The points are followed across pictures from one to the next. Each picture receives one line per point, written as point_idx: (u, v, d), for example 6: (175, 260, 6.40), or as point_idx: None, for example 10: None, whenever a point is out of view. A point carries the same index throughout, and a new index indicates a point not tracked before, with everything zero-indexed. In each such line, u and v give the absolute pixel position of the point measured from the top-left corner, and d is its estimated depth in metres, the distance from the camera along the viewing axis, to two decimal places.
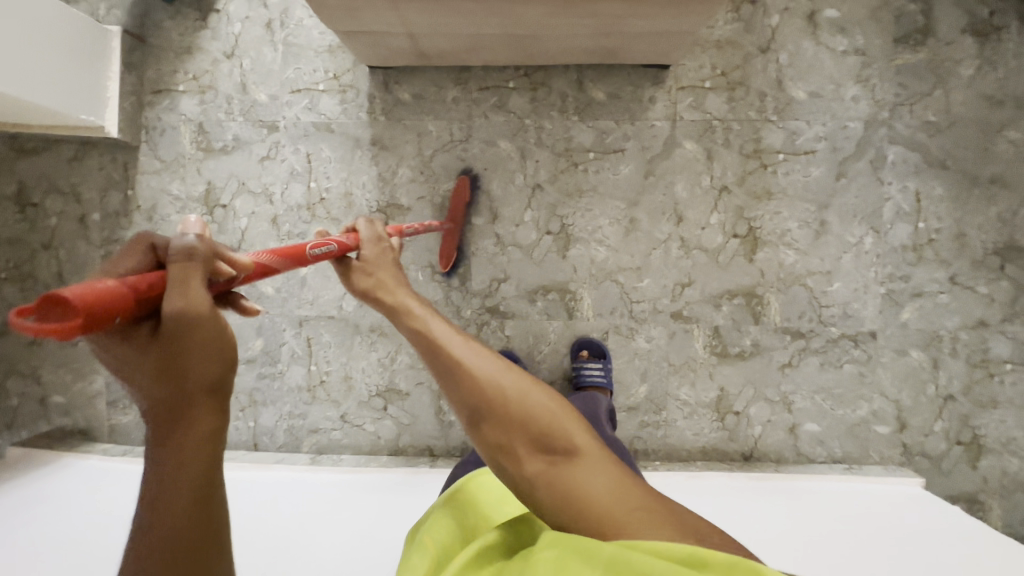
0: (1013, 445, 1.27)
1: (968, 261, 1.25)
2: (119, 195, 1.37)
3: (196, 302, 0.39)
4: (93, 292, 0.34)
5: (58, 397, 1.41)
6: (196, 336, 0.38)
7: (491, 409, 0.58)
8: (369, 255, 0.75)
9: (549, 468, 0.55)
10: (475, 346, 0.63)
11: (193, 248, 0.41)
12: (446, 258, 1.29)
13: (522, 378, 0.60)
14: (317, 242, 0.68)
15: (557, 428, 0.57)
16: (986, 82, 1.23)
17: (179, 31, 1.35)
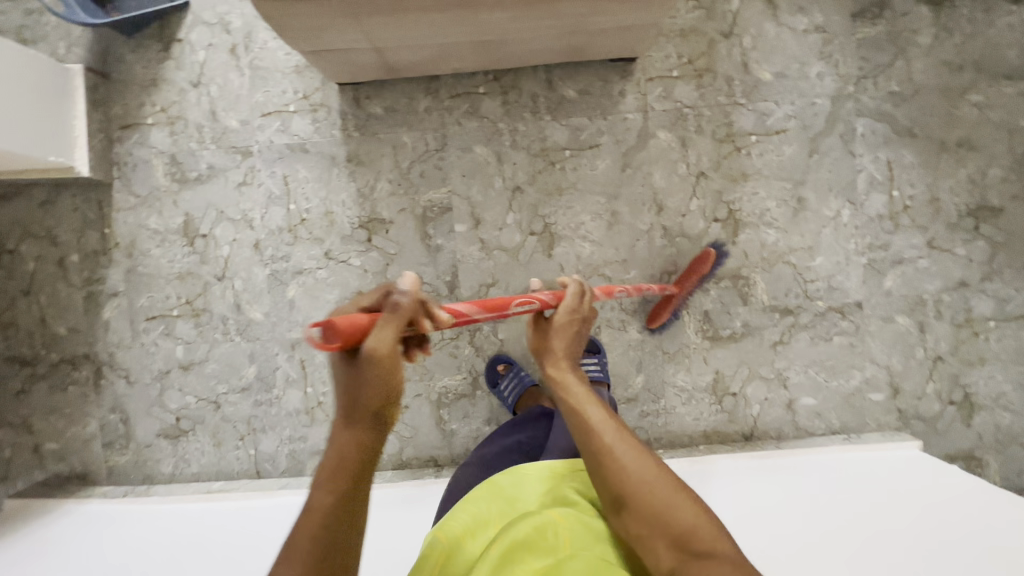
0: (1003, 399, 1.30)
1: (944, 224, 1.28)
2: (97, 234, 1.35)
3: (383, 346, 0.51)
4: (348, 324, 0.48)
5: (52, 443, 1.38)
6: (373, 372, 0.52)
7: (630, 499, 0.63)
8: (561, 318, 0.79)
9: (683, 565, 0.58)
10: (626, 436, 0.67)
11: (401, 303, 0.51)
12: (657, 317, 1.28)
13: (666, 476, 0.63)
14: (528, 297, 0.73)
15: (695, 531, 0.59)
16: (945, 49, 1.26)
17: (143, 64, 1.33)
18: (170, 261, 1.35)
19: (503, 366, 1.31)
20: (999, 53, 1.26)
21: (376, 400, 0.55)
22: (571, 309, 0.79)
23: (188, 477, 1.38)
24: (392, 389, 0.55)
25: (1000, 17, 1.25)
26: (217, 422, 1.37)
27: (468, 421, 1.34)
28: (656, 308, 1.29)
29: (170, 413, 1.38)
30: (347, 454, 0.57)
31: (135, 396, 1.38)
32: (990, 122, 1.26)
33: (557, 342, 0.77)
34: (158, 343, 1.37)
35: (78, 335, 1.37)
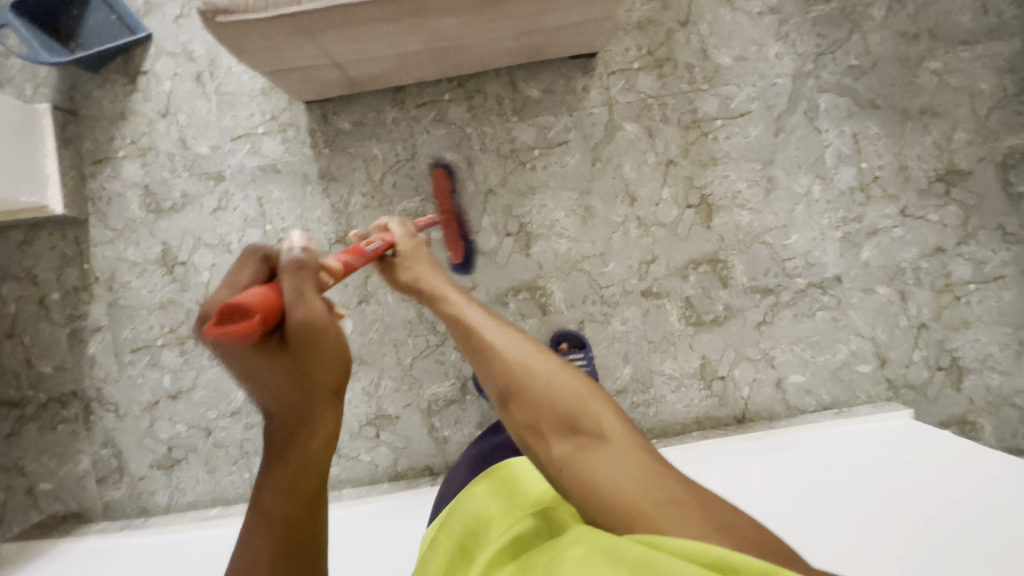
0: (991, 360, 1.30)
1: (915, 191, 1.28)
2: (76, 270, 1.36)
3: (312, 309, 0.51)
4: (260, 300, 0.48)
5: (46, 483, 1.38)
6: (314, 339, 0.52)
7: (518, 387, 0.72)
8: (405, 247, 0.92)
9: (573, 447, 0.67)
10: (509, 333, 0.77)
11: (304, 261, 0.53)
12: (456, 253, 1.30)
13: (551, 365, 0.73)
14: (369, 241, 0.84)
15: (584, 414, 0.69)
16: (899, 19, 1.27)
17: (111, 99, 1.34)
18: (151, 291, 1.35)
19: None
20: (953, 20, 1.27)
21: (328, 372, 0.55)
22: (405, 237, 0.93)
23: (185, 506, 1.37)
24: (343, 355, 0.56)
25: None
26: (209, 448, 1.37)
27: (460, 426, 1.34)
28: (447, 246, 1.30)
29: (162, 444, 1.37)
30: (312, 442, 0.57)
31: (126, 429, 1.37)
32: (951, 88, 1.27)
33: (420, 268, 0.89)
34: (145, 374, 1.36)
35: (65, 373, 1.37)
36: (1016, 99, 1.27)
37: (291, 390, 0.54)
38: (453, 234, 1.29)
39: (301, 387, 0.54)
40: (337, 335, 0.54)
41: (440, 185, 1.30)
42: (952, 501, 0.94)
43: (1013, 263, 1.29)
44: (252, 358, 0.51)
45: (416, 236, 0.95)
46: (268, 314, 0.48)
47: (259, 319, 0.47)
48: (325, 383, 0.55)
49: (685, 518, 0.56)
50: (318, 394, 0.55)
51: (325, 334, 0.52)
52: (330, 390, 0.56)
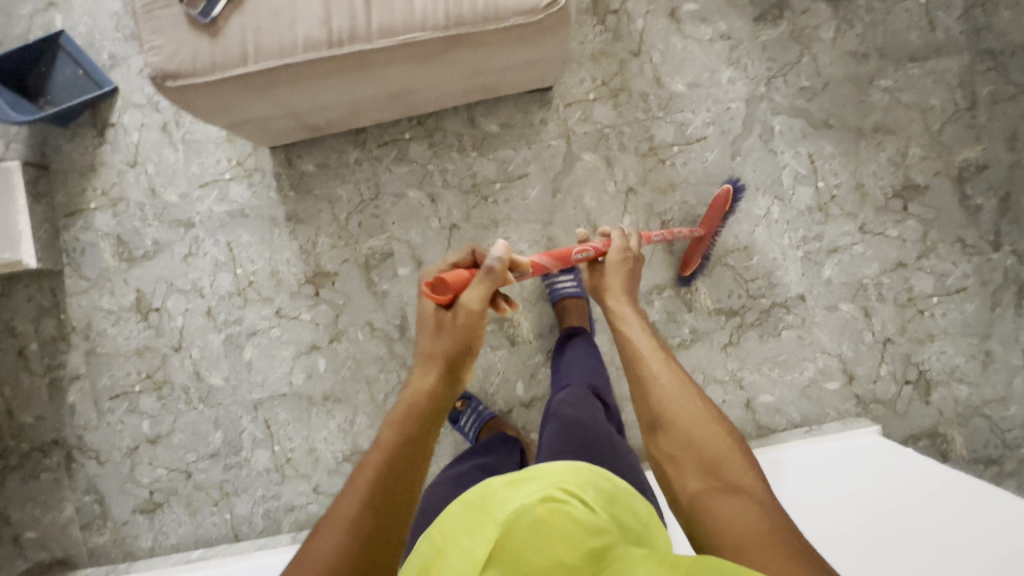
0: (957, 372, 1.31)
1: (873, 208, 1.30)
2: (53, 320, 1.38)
3: (475, 297, 0.73)
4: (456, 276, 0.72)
5: (32, 531, 1.40)
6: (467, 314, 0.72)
7: (668, 418, 0.70)
8: (612, 258, 0.95)
9: (709, 491, 0.62)
10: (674, 366, 0.75)
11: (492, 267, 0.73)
12: (691, 265, 1.28)
13: (708, 408, 0.70)
14: (579, 247, 0.92)
15: (727, 464, 0.64)
16: (848, 40, 1.29)
17: (80, 152, 1.37)
18: (126, 338, 1.38)
19: (462, 402, 1.31)
20: (901, 38, 1.29)
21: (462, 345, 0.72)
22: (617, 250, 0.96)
23: (168, 549, 1.39)
24: (476, 336, 0.73)
25: (896, 3, 1.29)
26: (190, 490, 1.39)
27: (436, 459, 1.36)
28: (687, 254, 1.28)
29: (144, 488, 1.39)
30: (421, 393, 0.69)
31: (108, 475, 1.39)
32: (903, 105, 1.29)
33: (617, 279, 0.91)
34: (124, 420, 1.38)
35: (46, 422, 1.39)
36: (967, 113, 1.29)
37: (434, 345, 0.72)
38: (702, 248, 1.26)
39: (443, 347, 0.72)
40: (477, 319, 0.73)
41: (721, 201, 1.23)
42: (918, 526, 0.94)
43: (973, 274, 1.30)
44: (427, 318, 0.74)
45: (628, 253, 0.95)
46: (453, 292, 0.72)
47: (449, 293, 0.71)
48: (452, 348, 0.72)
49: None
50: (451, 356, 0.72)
51: (471, 315, 0.72)
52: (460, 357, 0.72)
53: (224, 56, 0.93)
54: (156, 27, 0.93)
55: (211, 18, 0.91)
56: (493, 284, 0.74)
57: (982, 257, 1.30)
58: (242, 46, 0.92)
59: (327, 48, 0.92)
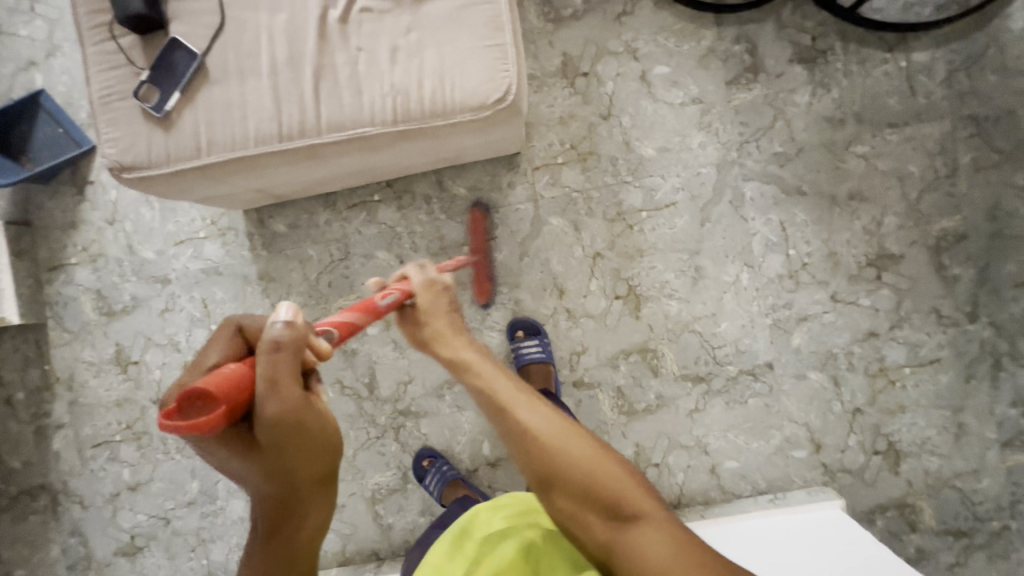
0: (929, 444, 1.29)
1: (845, 276, 1.27)
2: (38, 370, 1.43)
3: (286, 399, 0.53)
4: (231, 382, 0.51)
5: (21, 569, 1.46)
6: (284, 427, 0.54)
7: (558, 475, 0.72)
8: (423, 300, 0.90)
9: (618, 534, 0.70)
10: (536, 407, 0.77)
11: (282, 340, 0.54)
12: (482, 291, 1.32)
13: (586, 443, 0.74)
14: (383, 294, 0.85)
15: (624, 495, 0.71)
16: (824, 104, 1.26)
17: (61, 209, 1.40)
18: (107, 389, 1.42)
19: (428, 461, 1.33)
20: (879, 103, 1.25)
21: (312, 469, 0.57)
22: (426, 288, 0.91)
23: None
24: (321, 443, 0.57)
25: (876, 66, 1.25)
26: (169, 535, 1.43)
27: (403, 514, 1.38)
28: (473, 284, 1.32)
29: (125, 532, 1.44)
30: (293, 537, 0.59)
31: (91, 519, 1.45)
32: (880, 172, 1.26)
33: (441, 324, 0.88)
34: (106, 467, 1.43)
35: (33, 467, 1.45)
36: (947, 181, 1.25)
37: (270, 485, 0.56)
38: (484, 270, 1.32)
39: (284, 481, 0.56)
40: (312, 422, 0.56)
41: (477, 222, 1.32)
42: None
43: (948, 345, 1.27)
44: (227, 452, 0.53)
45: (434, 284, 0.92)
46: (232, 403, 0.50)
47: (225, 408, 0.49)
48: (309, 475, 0.57)
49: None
50: (303, 488, 0.58)
51: (295, 423, 0.54)
52: (315, 482, 0.58)
53: (178, 148, 0.94)
54: (113, 119, 0.95)
55: (165, 111, 0.92)
56: (297, 357, 0.55)
57: (957, 328, 1.27)
58: (196, 139, 0.93)
59: (278, 140, 0.93)
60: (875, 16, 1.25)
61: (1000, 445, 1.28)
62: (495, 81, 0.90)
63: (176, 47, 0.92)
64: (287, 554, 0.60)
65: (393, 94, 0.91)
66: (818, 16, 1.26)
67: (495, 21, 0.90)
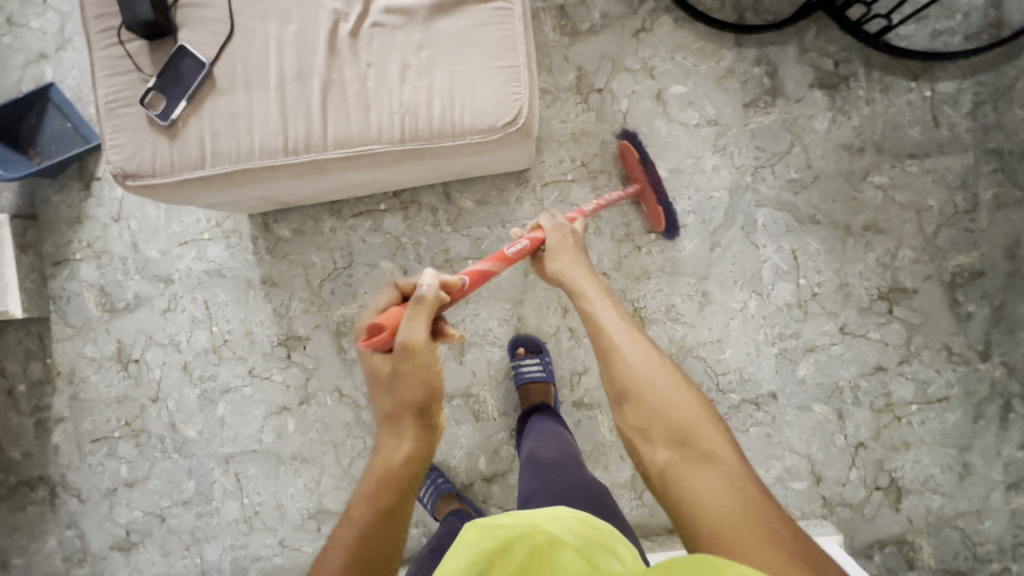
0: (932, 482, 1.26)
1: (855, 309, 1.25)
2: (40, 363, 1.43)
3: (414, 333, 0.70)
4: (390, 319, 0.71)
5: (17, 558, 1.47)
6: (407, 358, 0.70)
7: (635, 395, 0.70)
8: (553, 240, 0.94)
9: (680, 462, 0.65)
10: (634, 334, 0.76)
11: (424, 296, 0.71)
12: (660, 221, 1.23)
13: (673, 377, 0.70)
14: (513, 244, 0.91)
15: (696, 429, 0.66)
16: (843, 132, 1.23)
17: (67, 203, 1.40)
18: (108, 386, 1.42)
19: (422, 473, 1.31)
20: (901, 133, 1.22)
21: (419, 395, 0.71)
22: (555, 238, 0.95)
23: None
24: (430, 380, 0.71)
25: (900, 95, 1.22)
26: (164, 533, 1.44)
27: None
28: (649, 215, 1.24)
29: (121, 527, 1.45)
30: (392, 458, 0.70)
31: (88, 512, 1.45)
32: (897, 204, 1.23)
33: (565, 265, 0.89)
34: (104, 463, 1.44)
35: (32, 458, 1.46)
36: (966, 216, 1.22)
37: (388, 400, 0.72)
38: (654, 199, 1.22)
39: (397, 398, 0.71)
40: (426, 361, 0.70)
41: (628, 154, 1.22)
42: None
43: (958, 383, 1.25)
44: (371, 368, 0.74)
45: (563, 228, 0.96)
46: (389, 332, 0.71)
47: (385, 334, 0.71)
48: (410, 400, 0.71)
49: (775, 548, 0.56)
50: (406, 409, 0.71)
51: (419, 356, 0.70)
52: (413, 406, 0.71)
53: (182, 157, 0.92)
54: (119, 125, 0.93)
55: (170, 120, 0.91)
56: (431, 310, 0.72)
57: (968, 367, 1.24)
58: (200, 149, 0.92)
59: (284, 154, 0.91)
60: (902, 42, 1.22)
61: (1005, 487, 1.25)
62: (506, 104, 0.88)
63: (183, 56, 0.91)
64: (388, 473, 0.69)
65: (401, 113, 0.89)
66: (842, 41, 1.22)
67: (510, 42, 0.89)
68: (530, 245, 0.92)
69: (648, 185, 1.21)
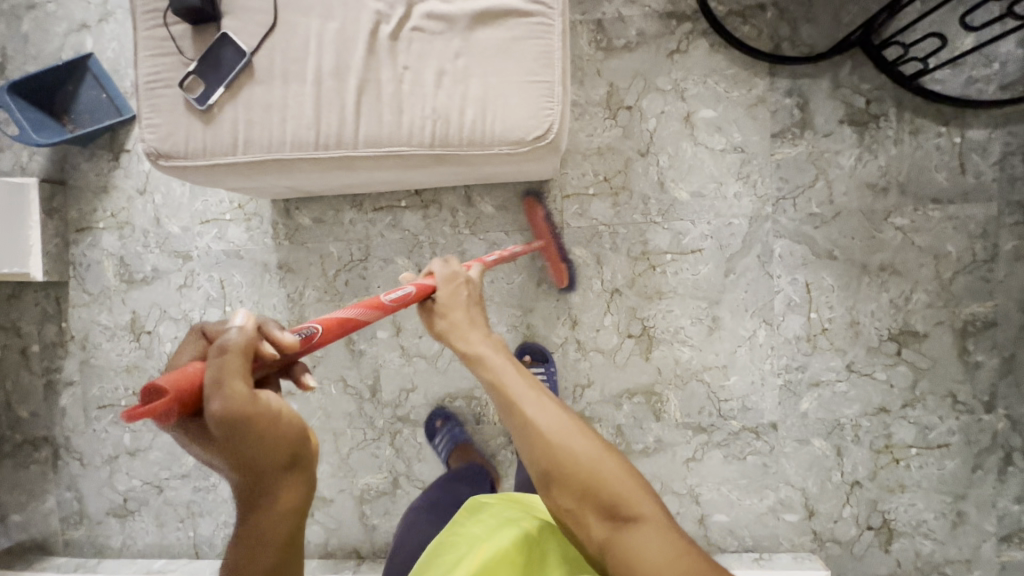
0: (924, 527, 1.26)
1: (864, 347, 1.25)
2: (55, 326, 1.46)
3: (233, 394, 0.45)
4: (183, 378, 0.45)
5: (17, 514, 1.51)
6: (242, 422, 0.46)
7: (560, 474, 0.65)
8: (445, 294, 0.82)
9: (616, 535, 0.63)
10: (544, 402, 0.70)
11: (230, 343, 0.48)
12: (562, 275, 1.29)
13: (591, 443, 0.67)
14: (392, 290, 0.75)
15: (624, 496, 0.64)
16: (869, 170, 1.23)
17: (96, 172, 1.42)
18: (119, 355, 1.45)
19: (439, 420, 1.34)
20: (927, 176, 1.22)
21: (278, 454, 0.49)
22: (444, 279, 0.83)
23: (135, 552, 1.48)
24: (288, 434, 0.49)
25: (929, 138, 1.22)
26: (160, 504, 1.47)
27: (389, 517, 1.39)
28: (552, 269, 1.30)
29: (119, 494, 1.48)
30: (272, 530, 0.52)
31: (88, 477, 1.48)
32: (916, 247, 1.23)
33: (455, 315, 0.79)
34: (108, 429, 1.47)
35: (39, 418, 1.48)
36: (984, 265, 1.22)
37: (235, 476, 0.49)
38: (557, 254, 1.29)
39: (249, 470, 0.48)
40: (273, 417, 0.48)
41: (534, 213, 1.30)
42: None
43: (959, 432, 1.25)
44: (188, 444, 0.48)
45: (457, 276, 0.83)
46: (179, 395, 0.44)
47: (166, 399, 0.43)
48: (271, 463, 0.49)
49: None
50: (271, 470, 0.50)
51: (249, 413, 0.46)
52: (283, 464, 0.50)
53: (215, 143, 0.94)
54: (155, 106, 0.95)
55: (207, 104, 0.93)
56: (246, 361, 0.48)
57: (972, 416, 1.24)
58: (234, 136, 0.94)
59: (314, 148, 0.93)
60: (936, 86, 1.21)
61: (998, 538, 1.25)
62: (537, 118, 0.89)
63: (226, 43, 0.92)
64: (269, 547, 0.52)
65: (433, 118, 0.90)
66: (876, 79, 1.22)
67: (547, 57, 0.89)
68: (414, 293, 0.77)
69: (551, 242, 1.29)
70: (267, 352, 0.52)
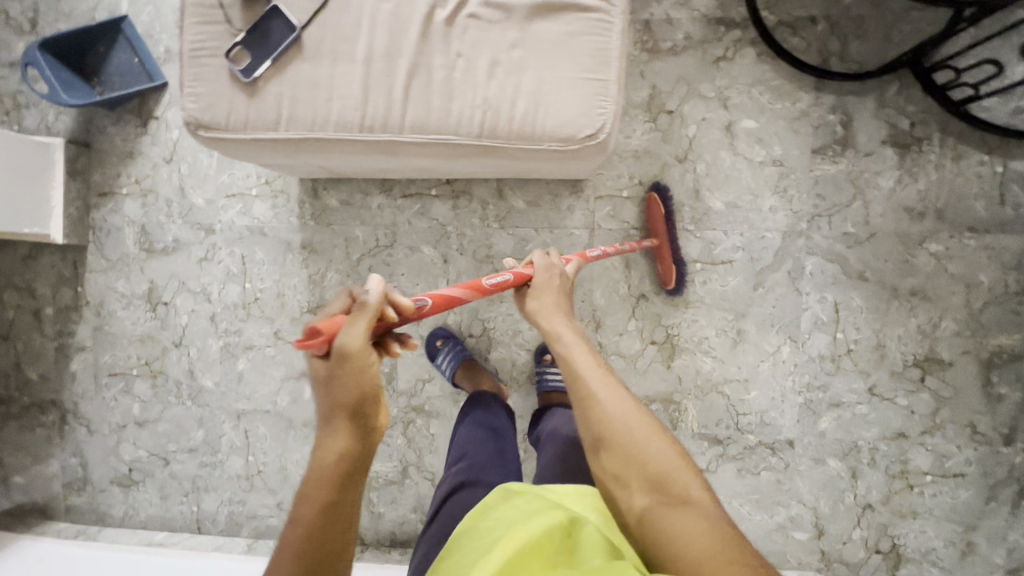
0: (932, 555, 1.26)
1: (888, 371, 1.24)
2: (70, 290, 1.44)
3: (353, 338, 0.57)
4: (332, 323, 0.58)
5: (18, 477, 1.49)
6: (347, 363, 0.57)
7: (612, 441, 0.67)
8: (540, 280, 0.89)
9: (658, 508, 0.62)
10: (610, 379, 0.72)
11: (367, 303, 0.59)
12: (671, 277, 1.22)
13: (646, 421, 0.68)
14: (495, 274, 0.83)
15: (672, 474, 0.64)
16: (907, 194, 1.22)
17: (122, 137, 1.40)
18: (133, 324, 1.43)
19: (441, 341, 1.31)
20: (965, 204, 1.21)
21: (352, 394, 0.59)
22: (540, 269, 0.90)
23: (136, 523, 1.47)
24: (370, 383, 0.59)
25: (970, 165, 1.21)
26: (165, 476, 1.45)
27: (395, 506, 1.38)
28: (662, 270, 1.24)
29: (124, 464, 1.46)
30: (327, 455, 0.60)
31: (94, 444, 1.47)
32: (948, 274, 1.22)
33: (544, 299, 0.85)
34: (118, 398, 1.45)
35: (48, 382, 1.47)
36: (1014, 298, 1.21)
37: (324, 402, 0.60)
38: (669, 255, 1.22)
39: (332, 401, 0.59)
40: (366, 368, 0.58)
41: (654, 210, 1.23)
42: None
43: (976, 462, 1.24)
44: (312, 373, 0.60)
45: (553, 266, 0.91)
46: (326, 337, 0.57)
47: (319, 337, 0.56)
48: (347, 400, 0.59)
49: None
50: (343, 407, 0.59)
51: (354, 360, 0.57)
52: (352, 406, 0.59)
53: (258, 117, 0.92)
54: (198, 74, 0.93)
55: (253, 77, 0.91)
56: (373, 318, 0.59)
57: (989, 448, 1.24)
58: (277, 111, 0.92)
59: (359, 130, 0.91)
60: (982, 113, 1.20)
61: (1005, 571, 1.25)
62: (589, 117, 0.88)
63: (276, 16, 0.90)
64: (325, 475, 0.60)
65: (483, 108, 0.89)
66: (923, 102, 1.21)
67: (604, 55, 0.88)
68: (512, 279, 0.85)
69: (665, 242, 1.22)
70: (388, 315, 0.63)
